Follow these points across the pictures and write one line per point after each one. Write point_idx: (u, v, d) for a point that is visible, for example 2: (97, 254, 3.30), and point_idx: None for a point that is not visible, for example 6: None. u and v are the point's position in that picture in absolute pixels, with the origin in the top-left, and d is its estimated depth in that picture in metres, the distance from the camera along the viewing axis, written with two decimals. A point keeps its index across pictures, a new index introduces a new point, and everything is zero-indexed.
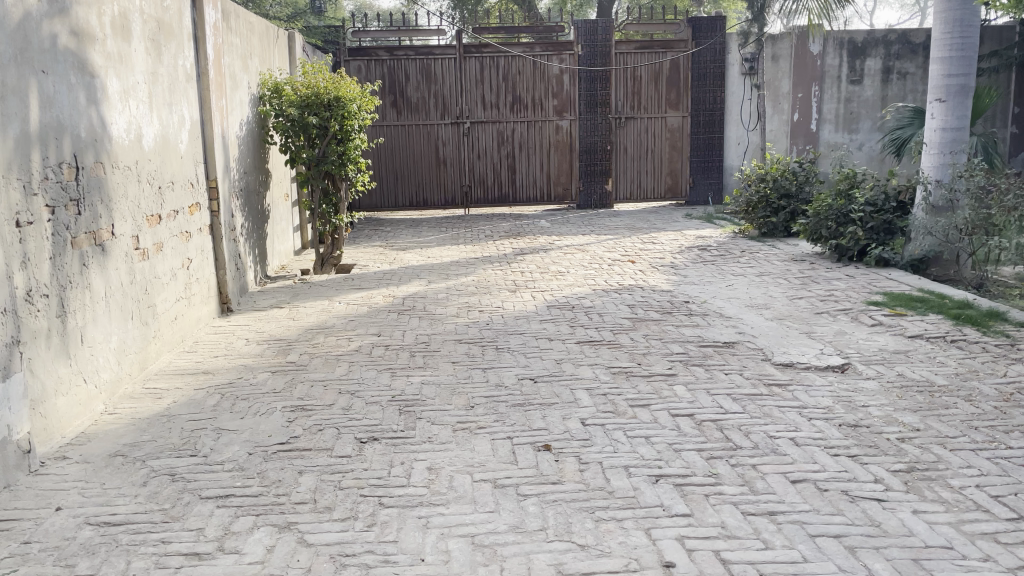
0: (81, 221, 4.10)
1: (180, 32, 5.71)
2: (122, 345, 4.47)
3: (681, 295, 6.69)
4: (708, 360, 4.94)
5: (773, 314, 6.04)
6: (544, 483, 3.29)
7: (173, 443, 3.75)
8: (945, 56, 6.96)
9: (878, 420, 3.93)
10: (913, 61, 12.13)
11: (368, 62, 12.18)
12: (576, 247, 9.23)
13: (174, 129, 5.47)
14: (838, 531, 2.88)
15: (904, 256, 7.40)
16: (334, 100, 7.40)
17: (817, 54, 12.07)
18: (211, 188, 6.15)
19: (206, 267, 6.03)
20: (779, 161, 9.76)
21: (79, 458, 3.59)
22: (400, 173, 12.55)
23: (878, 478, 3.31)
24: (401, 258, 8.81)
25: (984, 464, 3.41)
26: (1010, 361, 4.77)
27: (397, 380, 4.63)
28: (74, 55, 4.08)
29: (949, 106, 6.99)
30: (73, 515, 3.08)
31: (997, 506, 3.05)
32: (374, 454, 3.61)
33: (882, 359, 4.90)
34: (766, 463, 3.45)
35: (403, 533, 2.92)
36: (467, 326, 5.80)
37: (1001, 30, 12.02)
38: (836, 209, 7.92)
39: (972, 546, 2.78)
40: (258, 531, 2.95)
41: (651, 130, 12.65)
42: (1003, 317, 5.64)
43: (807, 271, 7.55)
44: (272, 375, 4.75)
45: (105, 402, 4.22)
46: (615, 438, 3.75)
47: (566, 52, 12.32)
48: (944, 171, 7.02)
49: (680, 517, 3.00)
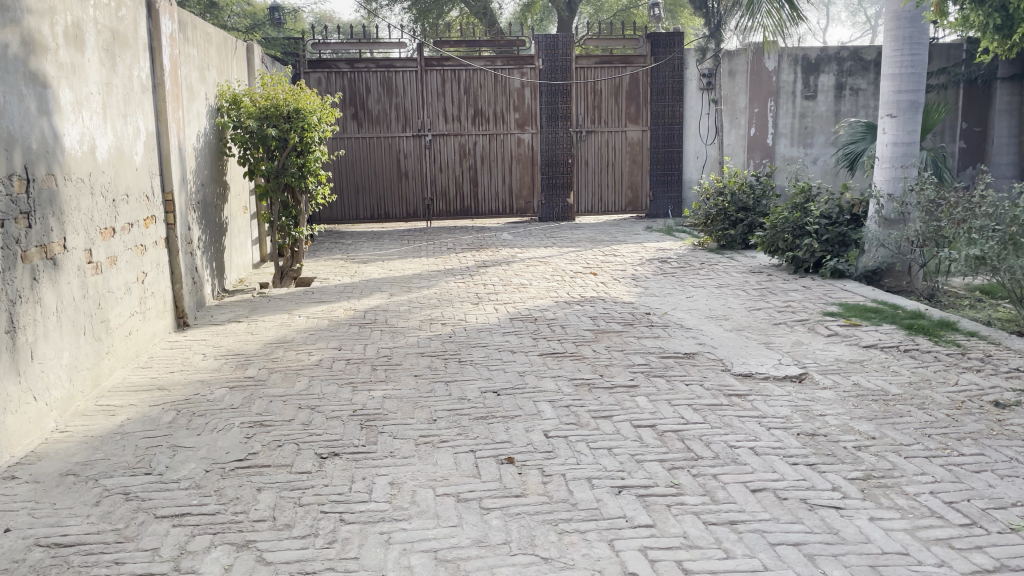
0: (32, 235, 4.00)
1: (135, 42, 5.62)
2: (73, 361, 4.36)
3: (643, 307, 6.74)
4: (670, 371, 4.98)
5: (732, 325, 6.11)
6: (508, 497, 3.28)
7: (128, 462, 3.66)
8: (896, 72, 7.14)
9: (835, 429, 4.00)
10: (864, 77, 12.53)
11: (327, 74, 12.14)
12: (538, 260, 9.25)
13: (128, 140, 5.37)
14: (797, 540, 2.91)
15: (858, 268, 7.60)
16: (294, 111, 7.35)
17: (772, 70, 12.40)
18: (167, 201, 6.05)
19: (162, 282, 5.92)
20: (737, 175, 9.98)
21: (29, 478, 3.48)
22: (362, 186, 12.49)
23: (836, 486, 3.36)
24: (362, 270, 8.75)
25: (937, 471, 3.48)
26: (961, 370, 4.89)
27: (358, 394, 4.58)
28: (24, 65, 3.99)
29: (899, 121, 7.19)
30: (22, 536, 2.99)
31: (950, 512, 3.11)
32: (334, 469, 3.56)
33: (838, 368, 4.98)
34: (726, 473, 3.49)
35: (365, 549, 2.88)
36: (430, 339, 5.77)
37: (949, 47, 12.47)
38: (792, 221, 8.06)
39: (927, 552, 2.83)
40: (215, 550, 2.88)
41: (611, 144, 12.77)
42: (954, 327, 5.77)
43: (765, 283, 7.67)
44: (230, 392, 4.66)
45: (56, 420, 4.11)
46: (577, 450, 3.75)
47: (527, 66, 12.41)
48: (896, 184, 7.21)
49: (643, 528, 3.01)
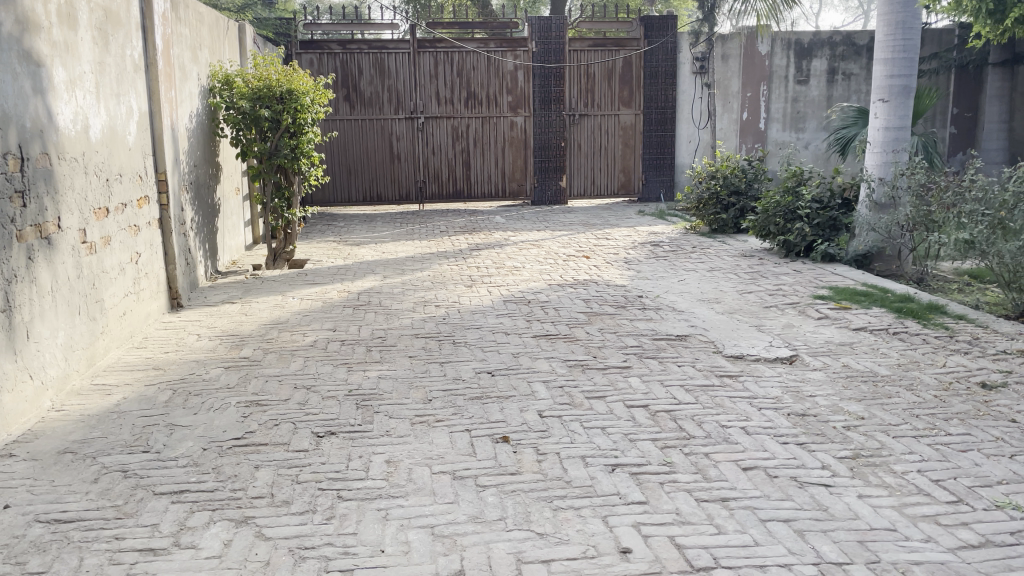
0: (27, 214, 4.00)
1: (128, 22, 5.59)
2: (69, 340, 4.38)
3: (635, 290, 6.78)
4: (662, 352, 5.03)
5: (724, 308, 6.17)
6: (503, 475, 3.32)
7: (125, 440, 3.68)
8: (888, 57, 7.18)
9: (825, 409, 4.06)
10: (857, 62, 12.57)
11: (320, 56, 12.06)
12: (531, 243, 9.28)
13: (122, 120, 5.36)
14: (788, 516, 2.97)
15: (848, 251, 7.66)
16: (287, 92, 7.32)
17: (765, 54, 12.38)
18: (160, 181, 6.04)
19: (155, 262, 5.92)
20: (729, 159, 10.03)
21: (27, 456, 3.50)
22: (354, 168, 12.47)
23: (826, 464, 3.42)
24: (355, 253, 8.75)
25: (925, 450, 3.54)
26: (949, 352, 4.96)
27: (353, 374, 4.62)
28: (18, 43, 3.97)
29: (892, 106, 7.22)
30: (23, 513, 3.02)
31: (937, 490, 3.17)
32: (331, 448, 3.60)
33: (828, 350, 5.05)
34: (718, 452, 3.54)
35: (362, 525, 2.92)
36: (424, 321, 5.81)
37: (941, 32, 12.47)
38: (784, 206, 8.13)
39: (914, 528, 2.89)
40: (214, 526, 2.92)
41: (604, 128, 12.76)
42: (942, 310, 5.84)
43: (756, 267, 7.72)
44: (225, 371, 4.69)
45: (53, 398, 4.13)
46: (571, 429, 3.80)
47: (521, 48, 12.38)
48: (887, 169, 7.27)
49: (636, 505, 3.06)
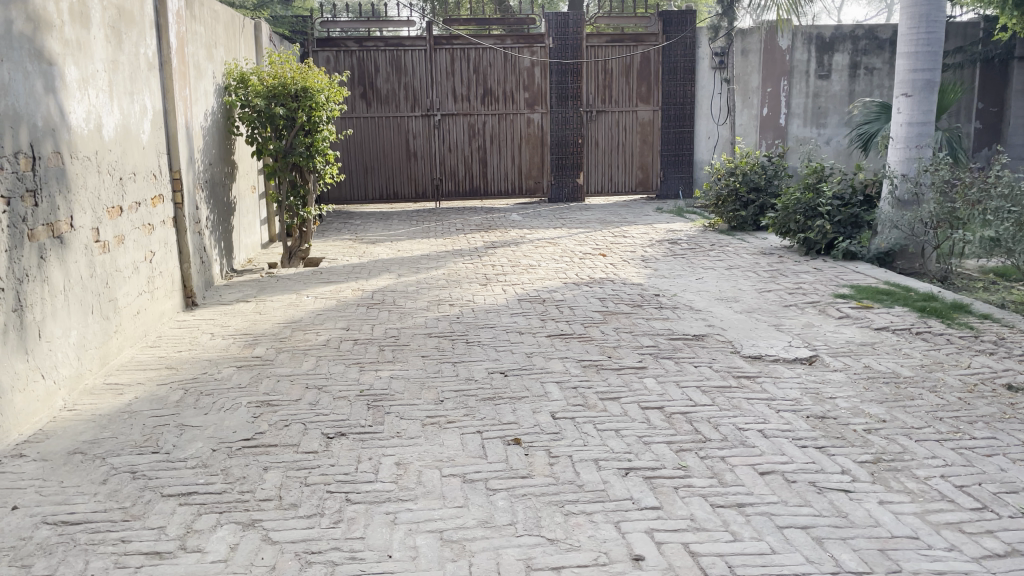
0: (39, 213, 3.99)
1: (142, 20, 5.58)
2: (82, 339, 4.37)
3: (652, 289, 6.70)
4: (679, 353, 4.95)
5: (742, 307, 6.07)
6: (514, 478, 3.26)
7: (135, 441, 3.66)
8: (912, 50, 7.03)
9: (845, 411, 3.96)
10: (878, 56, 11.97)
11: (336, 53, 12.08)
12: (547, 241, 9.20)
13: (135, 118, 5.35)
14: (806, 523, 2.88)
15: (870, 249, 7.51)
16: (301, 90, 7.31)
17: (786, 48, 11.78)
18: (175, 179, 6.03)
19: (169, 259, 5.92)
20: (748, 156, 9.90)
21: (37, 456, 3.49)
22: (370, 166, 12.44)
23: (845, 469, 3.33)
24: (370, 251, 8.72)
25: (948, 455, 3.44)
26: (974, 353, 4.84)
27: (365, 374, 4.58)
28: (30, 42, 3.97)
29: (915, 101, 7.07)
30: (30, 514, 3.00)
31: (962, 496, 3.07)
32: (341, 449, 3.56)
33: (849, 351, 4.94)
34: (735, 455, 3.46)
35: (370, 529, 2.87)
36: (438, 320, 5.76)
37: (966, 25, 12.24)
38: (804, 203, 8.00)
39: (937, 536, 2.80)
40: (221, 529, 2.89)
41: (622, 124, 12.67)
42: (967, 309, 5.71)
43: (776, 265, 7.60)
44: (237, 371, 4.67)
45: (65, 397, 4.12)
46: (585, 431, 3.73)
47: (537, 44, 12.29)
48: (910, 164, 7.11)
49: (649, 510, 2.99)
